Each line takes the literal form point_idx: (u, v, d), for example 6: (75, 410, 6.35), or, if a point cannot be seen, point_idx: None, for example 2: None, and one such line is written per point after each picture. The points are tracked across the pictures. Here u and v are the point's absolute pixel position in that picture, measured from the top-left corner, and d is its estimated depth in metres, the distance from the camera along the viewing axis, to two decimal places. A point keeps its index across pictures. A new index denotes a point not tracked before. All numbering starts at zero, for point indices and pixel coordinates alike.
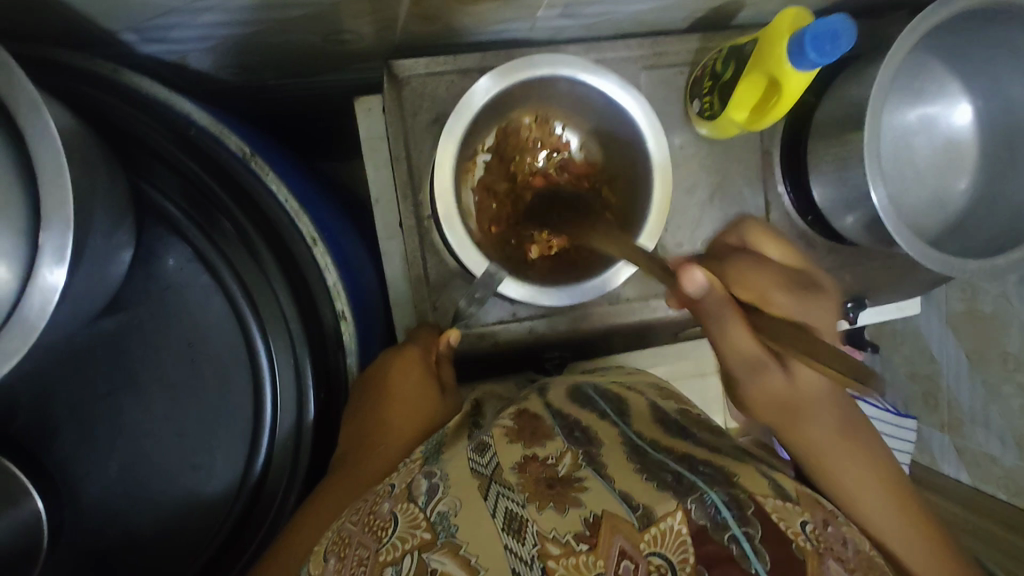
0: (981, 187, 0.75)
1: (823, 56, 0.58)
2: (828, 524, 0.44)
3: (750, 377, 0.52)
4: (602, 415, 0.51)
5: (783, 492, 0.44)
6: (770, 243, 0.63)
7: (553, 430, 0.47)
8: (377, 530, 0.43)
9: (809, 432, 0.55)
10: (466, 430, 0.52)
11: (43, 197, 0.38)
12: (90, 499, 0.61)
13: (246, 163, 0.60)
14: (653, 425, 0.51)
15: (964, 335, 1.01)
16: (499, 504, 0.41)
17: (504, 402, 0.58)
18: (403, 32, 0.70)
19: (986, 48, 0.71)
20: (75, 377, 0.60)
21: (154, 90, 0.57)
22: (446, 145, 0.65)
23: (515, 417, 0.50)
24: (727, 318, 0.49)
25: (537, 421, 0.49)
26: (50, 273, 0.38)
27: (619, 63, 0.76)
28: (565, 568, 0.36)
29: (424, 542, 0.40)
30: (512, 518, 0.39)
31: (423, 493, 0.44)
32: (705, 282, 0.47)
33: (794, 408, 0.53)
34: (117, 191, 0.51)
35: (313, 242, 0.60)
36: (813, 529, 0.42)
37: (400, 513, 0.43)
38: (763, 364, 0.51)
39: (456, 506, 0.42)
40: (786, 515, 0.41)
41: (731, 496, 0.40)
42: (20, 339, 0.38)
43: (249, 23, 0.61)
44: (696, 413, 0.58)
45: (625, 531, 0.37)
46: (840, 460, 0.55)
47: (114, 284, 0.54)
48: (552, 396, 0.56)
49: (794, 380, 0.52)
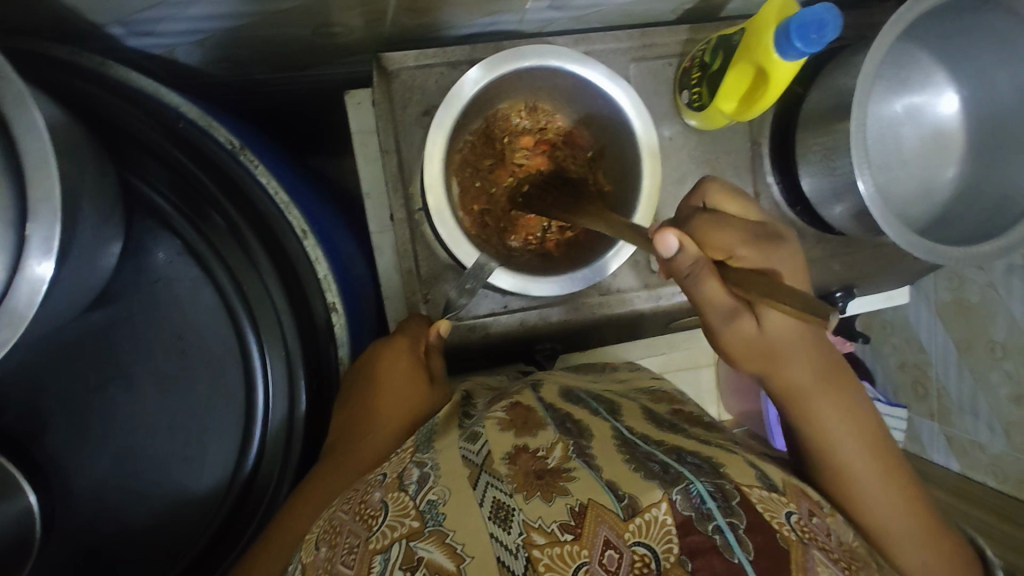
0: (966, 175, 0.76)
1: (809, 46, 0.58)
2: (813, 515, 0.45)
3: (726, 324, 0.56)
4: (593, 412, 0.51)
5: (769, 483, 0.45)
6: (727, 198, 0.62)
7: (545, 421, 0.47)
8: (367, 518, 0.44)
9: (795, 376, 0.57)
10: (458, 421, 0.51)
11: (31, 189, 0.38)
12: (82, 493, 0.60)
13: (234, 155, 0.58)
14: (645, 422, 0.52)
15: (952, 324, 1.02)
16: (488, 493, 0.40)
17: (496, 394, 0.58)
18: (392, 25, 0.70)
19: (970, 37, 0.72)
20: (66, 372, 0.60)
21: (140, 82, 0.55)
22: (435, 137, 0.65)
23: (508, 409, 0.49)
24: (705, 275, 0.54)
25: (530, 414, 0.48)
26: (38, 265, 0.38)
27: (608, 55, 0.76)
28: (550, 558, 0.36)
29: (412, 530, 0.41)
30: (500, 508, 0.39)
31: (414, 481, 0.44)
32: (679, 243, 0.51)
33: (772, 351, 0.56)
34: (105, 185, 0.50)
35: (303, 234, 0.58)
36: (798, 519, 0.43)
37: (390, 502, 0.44)
38: (737, 312, 0.55)
39: (445, 494, 0.42)
40: (771, 504, 0.42)
41: (716, 487, 0.41)
42: (8, 331, 0.38)
43: (238, 16, 0.61)
44: (689, 412, 0.59)
45: (610, 521, 0.37)
46: (824, 410, 0.56)
47: (104, 277, 0.54)
48: (545, 391, 0.56)
49: (767, 328, 0.56)
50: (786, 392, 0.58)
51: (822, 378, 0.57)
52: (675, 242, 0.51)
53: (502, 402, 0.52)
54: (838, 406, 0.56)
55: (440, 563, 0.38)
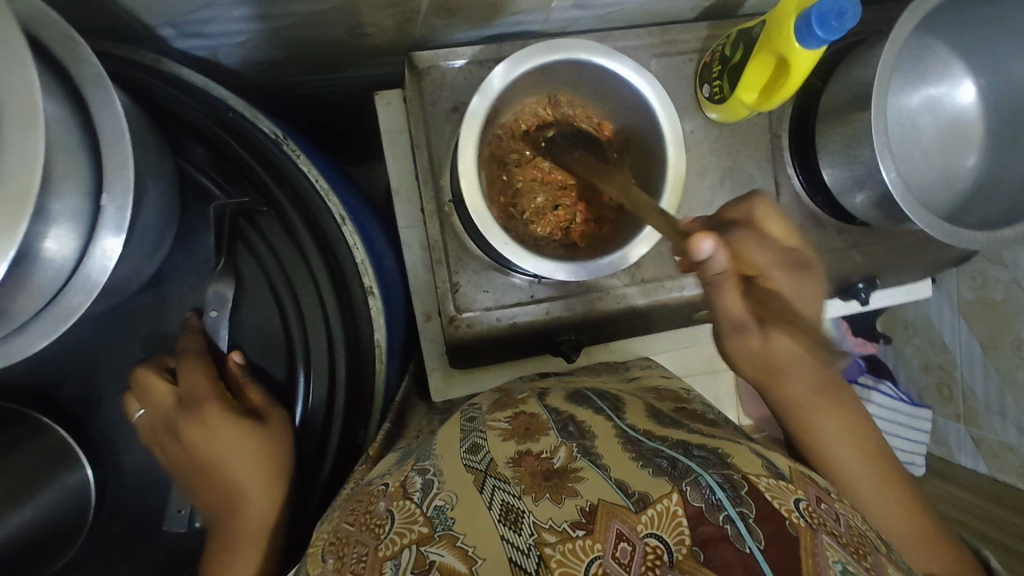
0: (986, 164, 0.77)
1: (829, 33, 0.60)
2: (821, 501, 0.44)
3: (732, 334, 0.62)
4: (597, 410, 0.54)
5: (775, 473, 0.45)
6: (771, 218, 0.65)
7: (547, 426, 0.50)
8: (374, 528, 0.43)
9: (794, 389, 0.66)
10: (459, 422, 0.55)
11: (106, 166, 0.42)
12: (129, 467, 0.65)
13: (277, 143, 0.62)
14: (648, 419, 0.53)
15: (975, 321, 1.02)
16: (496, 496, 0.41)
17: (501, 399, 0.61)
18: (423, 26, 0.73)
19: (986, 28, 0.74)
20: (114, 352, 0.64)
21: (191, 77, 0.59)
22: (469, 126, 0.66)
23: (511, 418, 0.53)
24: (726, 288, 0.57)
25: (533, 419, 0.52)
26: (108, 239, 0.42)
27: (630, 51, 0.79)
28: (562, 554, 0.36)
29: (421, 535, 0.40)
30: (510, 511, 0.40)
31: (418, 489, 0.45)
32: (713, 254, 0.52)
33: (771, 365, 0.64)
34: (164, 168, 0.54)
35: (343, 219, 0.62)
36: (807, 505, 0.42)
37: (396, 510, 0.43)
38: (745, 328, 0.61)
39: (452, 500, 0.42)
40: (779, 492, 0.42)
41: (725, 479, 0.41)
42: (84, 296, 0.42)
43: (280, 17, 0.64)
44: (693, 409, 0.61)
45: (621, 514, 0.38)
46: (822, 421, 0.66)
47: (158, 259, 0.57)
48: (552, 399, 0.59)
49: (770, 342, 0.62)
50: (788, 404, 0.67)
51: (817, 390, 0.66)
52: (709, 249, 0.52)
53: (508, 410, 0.55)
54: (833, 419, 0.66)
55: (452, 564, 0.37)
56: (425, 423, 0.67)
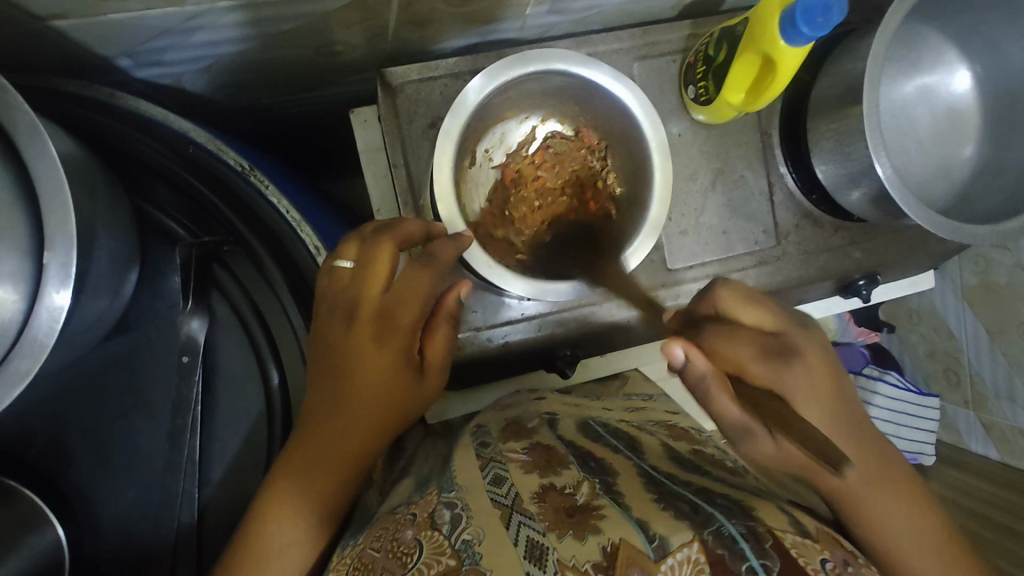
0: (987, 152, 0.74)
1: (816, 30, 0.57)
2: (848, 564, 0.41)
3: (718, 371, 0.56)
4: (614, 450, 0.52)
5: (801, 530, 0.42)
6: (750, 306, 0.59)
7: (567, 461, 0.48)
8: (400, 556, 0.40)
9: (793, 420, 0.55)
10: (473, 450, 0.52)
11: (47, 221, 0.40)
12: (107, 522, 0.63)
13: (244, 175, 0.58)
14: (667, 460, 0.51)
15: (981, 309, 0.99)
16: (522, 532, 0.38)
17: (509, 424, 0.59)
18: (394, 40, 0.70)
19: (977, 13, 0.70)
20: (88, 402, 0.63)
21: (147, 110, 0.56)
22: (443, 146, 0.63)
23: (528, 450, 0.50)
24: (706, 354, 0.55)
25: (551, 452, 0.50)
26: (55, 294, 0.40)
27: (611, 55, 0.76)
28: None
29: (448, 568, 0.37)
30: (534, 546, 0.37)
31: (445, 522, 0.41)
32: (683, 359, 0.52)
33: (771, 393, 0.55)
34: (121, 211, 0.51)
35: (316, 250, 0.58)
36: (833, 566, 0.39)
37: (424, 540, 0.40)
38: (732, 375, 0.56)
39: (481, 535, 0.38)
40: (803, 550, 0.39)
41: (748, 530, 0.39)
42: (31, 360, 0.40)
43: (241, 40, 0.61)
44: (709, 453, 0.57)
45: (642, 562, 0.34)
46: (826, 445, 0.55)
47: (123, 305, 0.55)
48: (563, 428, 0.58)
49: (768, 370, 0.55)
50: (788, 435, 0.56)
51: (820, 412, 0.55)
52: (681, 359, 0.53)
53: (521, 441, 0.53)
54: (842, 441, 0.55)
55: None
56: (432, 450, 0.64)
